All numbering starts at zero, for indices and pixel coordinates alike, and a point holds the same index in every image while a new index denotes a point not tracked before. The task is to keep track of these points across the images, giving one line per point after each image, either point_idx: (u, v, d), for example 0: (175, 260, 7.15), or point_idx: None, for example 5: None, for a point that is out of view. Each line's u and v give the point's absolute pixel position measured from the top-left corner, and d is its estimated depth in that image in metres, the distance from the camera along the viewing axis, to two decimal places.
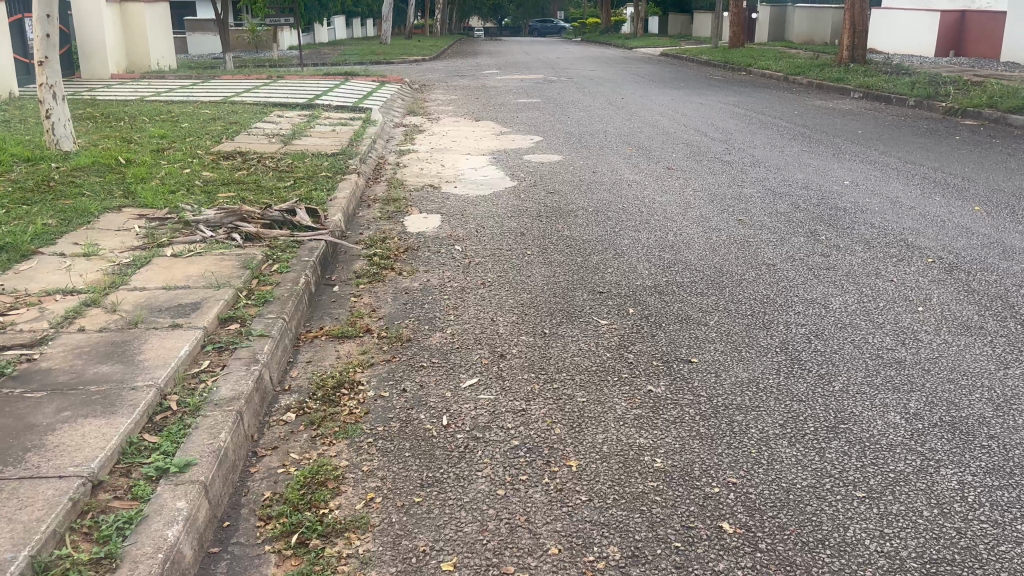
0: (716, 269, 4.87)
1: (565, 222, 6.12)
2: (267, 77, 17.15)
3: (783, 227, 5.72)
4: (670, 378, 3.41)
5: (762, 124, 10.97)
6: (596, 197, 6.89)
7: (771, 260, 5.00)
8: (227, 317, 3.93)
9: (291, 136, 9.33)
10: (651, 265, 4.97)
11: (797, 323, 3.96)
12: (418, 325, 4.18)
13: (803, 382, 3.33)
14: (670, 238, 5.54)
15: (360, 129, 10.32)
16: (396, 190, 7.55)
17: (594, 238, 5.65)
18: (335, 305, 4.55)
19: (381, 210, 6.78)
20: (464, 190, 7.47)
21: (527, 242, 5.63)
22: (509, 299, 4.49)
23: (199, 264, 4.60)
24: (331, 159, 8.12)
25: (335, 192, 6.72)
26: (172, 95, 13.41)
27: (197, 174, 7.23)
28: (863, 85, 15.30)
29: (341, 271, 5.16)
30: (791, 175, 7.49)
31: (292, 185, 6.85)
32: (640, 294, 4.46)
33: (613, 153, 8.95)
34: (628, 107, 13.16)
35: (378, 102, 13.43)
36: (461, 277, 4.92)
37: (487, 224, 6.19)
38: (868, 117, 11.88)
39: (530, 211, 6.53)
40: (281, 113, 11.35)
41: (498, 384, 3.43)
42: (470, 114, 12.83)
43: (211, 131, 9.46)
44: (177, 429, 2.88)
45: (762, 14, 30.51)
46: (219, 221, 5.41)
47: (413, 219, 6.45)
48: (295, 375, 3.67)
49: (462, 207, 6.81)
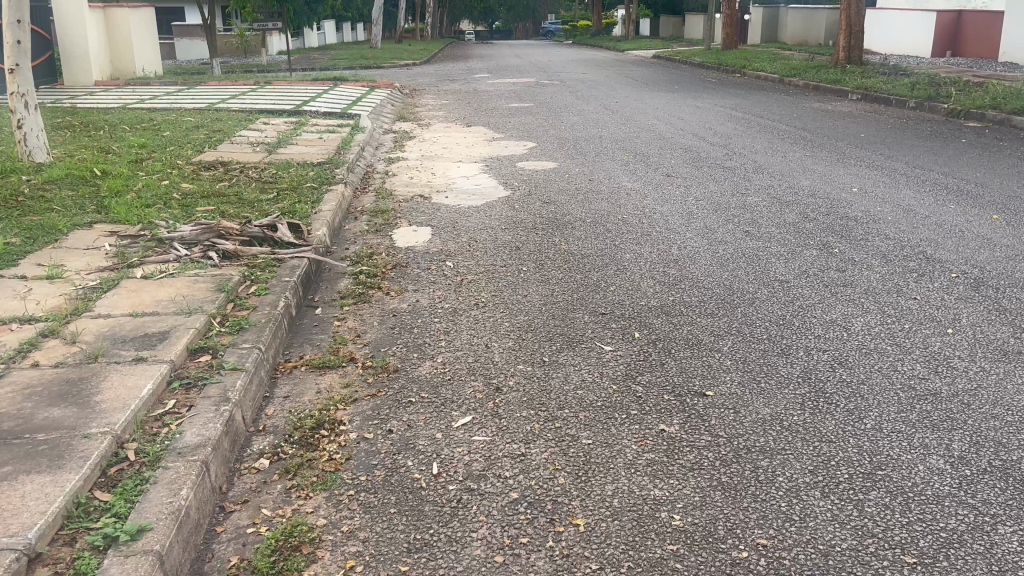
0: (726, 286, 4.57)
1: (563, 235, 5.81)
2: (254, 83, 16.79)
3: (793, 239, 5.43)
4: (683, 415, 3.11)
5: (762, 128, 10.68)
6: (594, 207, 6.58)
7: (783, 276, 4.70)
8: (197, 348, 3.59)
9: (276, 144, 8.99)
10: (655, 282, 4.66)
11: (817, 349, 3.67)
12: (407, 352, 3.86)
13: (831, 419, 3.05)
14: (674, 252, 5.23)
15: (348, 136, 9.98)
16: (384, 201, 7.23)
17: (594, 252, 5.34)
18: (317, 330, 4.22)
19: (369, 222, 6.46)
20: (456, 200, 7.15)
21: (522, 257, 5.32)
22: (505, 322, 4.17)
23: (170, 287, 4.26)
24: (317, 169, 7.79)
25: (320, 204, 6.39)
26: (156, 102, 13.04)
27: (177, 186, 6.90)
28: (862, 86, 15.05)
29: (324, 291, 4.83)
30: (797, 182, 7.21)
31: (275, 198, 6.52)
32: (646, 315, 4.15)
33: (610, 160, 8.64)
34: (623, 111, 12.86)
35: (366, 107, 13.11)
36: (454, 297, 4.60)
37: (480, 238, 5.87)
38: (869, 120, 11.61)
39: (525, 222, 6.22)
40: (267, 120, 11.01)
41: (494, 424, 3.12)
42: (462, 120, 12.51)
43: (193, 140, 9.12)
44: (132, 485, 2.55)
45: (755, 15, 30.30)
46: (194, 239, 5.07)
47: (402, 233, 6.13)
48: (270, 413, 3.34)
49: (454, 219, 6.49)
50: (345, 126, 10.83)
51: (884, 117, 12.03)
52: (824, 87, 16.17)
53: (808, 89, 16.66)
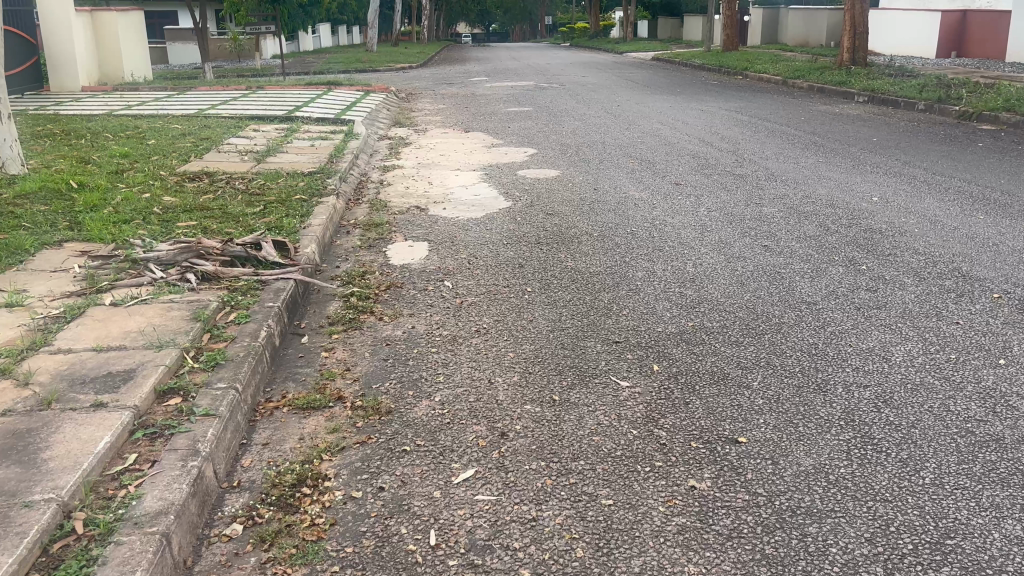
0: (748, 309, 4.20)
1: (568, 251, 5.44)
2: (246, 88, 16.39)
3: (815, 255, 5.06)
4: (714, 468, 2.73)
5: (770, 133, 10.32)
6: (600, 219, 6.21)
7: (810, 297, 4.34)
8: (167, 389, 3.22)
9: (266, 153, 8.62)
10: (672, 305, 4.29)
11: (857, 385, 3.29)
12: (401, 389, 3.49)
13: (883, 472, 2.67)
14: (689, 269, 4.87)
15: (341, 143, 9.61)
16: (378, 213, 6.85)
17: (603, 269, 4.97)
18: (303, 363, 3.84)
19: (362, 237, 6.09)
20: (454, 212, 6.79)
21: (526, 276, 4.94)
22: (510, 352, 3.79)
23: (140, 316, 3.88)
24: (308, 179, 7.42)
25: (309, 218, 6.02)
26: (144, 108, 12.66)
27: (158, 199, 6.53)
28: (868, 88, 14.71)
29: (312, 316, 4.46)
30: (813, 191, 6.84)
31: (262, 212, 6.15)
32: (663, 343, 3.78)
33: (614, 168, 8.28)
34: (625, 115, 12.50)
35: (361, 113, 12.74)
36: (453, 323, 4.22)
37: (480, 254, 5.50)
38: (880, 123, 11.25)
39: (528, 237, 5.85)
40: (258, 127, 10.63)
41: (500, 479, 2.74)
42: (459, 125, 12.15)
43: (179, 149, 8.74)
44: (78, 567, 2.17)
45: (754, 16, 29.99)
46: (170, 259, 4.70)
47: (397, 248, 5.75)
48: (247, 465, 2.96)
49: (452, 233, 6.12)
50: (338, 133, 10.45)
51: (894, 119, 11.67)
52: (829, 89, 15.82)
53: (813, 91, 16.31)
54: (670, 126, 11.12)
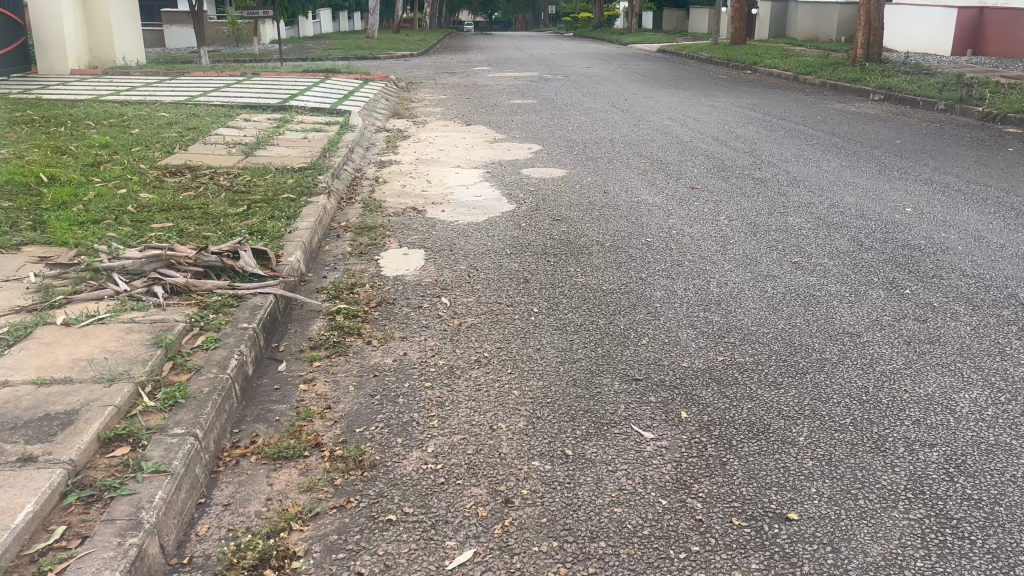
0: (784, 340, 3.73)
1: (577, 263, 4.95)
2: (241, 74, 15.84)
3: (852, 276, 4.60)
4: (762, 557, 2.29)
5: (787, 133, 9.82)
6: (612, 227, 5.74)
7: (852, 327, 3.87)
8: (112, 436, 2.73)
9: (255, 145, 8.12)
10: (696, 333, 3.81)
11: (921, 444, 2.84)
12: (389, 435, 3.01)
13: (969, 567, 2.23)
14: (714, 289, 4.40)
15: (336, 136, 9.10)
16: (372, 215, 6.36)
17: (617, 287, 4.50)
18: (277, 398, 3.36)
19: (353, 242, 5.61)
20: (453, 214, 6.32)
21: (532, 293, 4.46)
22: (516, 390, 3.32)
23: (93, 341, 3.39)
24: (298, 175, 6.93)
25: (296, 220, 5.54)
26: (132, 93, 12.13)
27: (135, 195, 6.03)
28: (885, 86, 14.22)
29: (292, 337, 3.97)
30: (840, 199, 6.37)
31: (244, 212, 5.66)
32: (691, 383, 3.31)
33: (625, 168, 7.78)
34: (633, 110, 11.99)
35: (358, 102, 12.22)
36: (450, 351, 3.74)
37: (481, 266, 5.02)
38: (900, 124, 10.75)
39: (534, 245, 5.38)
40: (248, 117, 10.10)
41: (505, 565, 2.28)
42: (460, 118, 11.62)
43: (162, 139, 8.23)
44: None
45: (763, 9, 29.45)
46: (136, 269, 4.20)
47: (390, 257, 5.26)
48: (202, 536, 2.48)
49: (450, 240, 5.63)
50: (333, 124, 9.95)
51: (915, 120, 11.17)
52: (842, 86, 15.30)
53: (826, 87, 15.80)
54: (681, 123, 10.61)
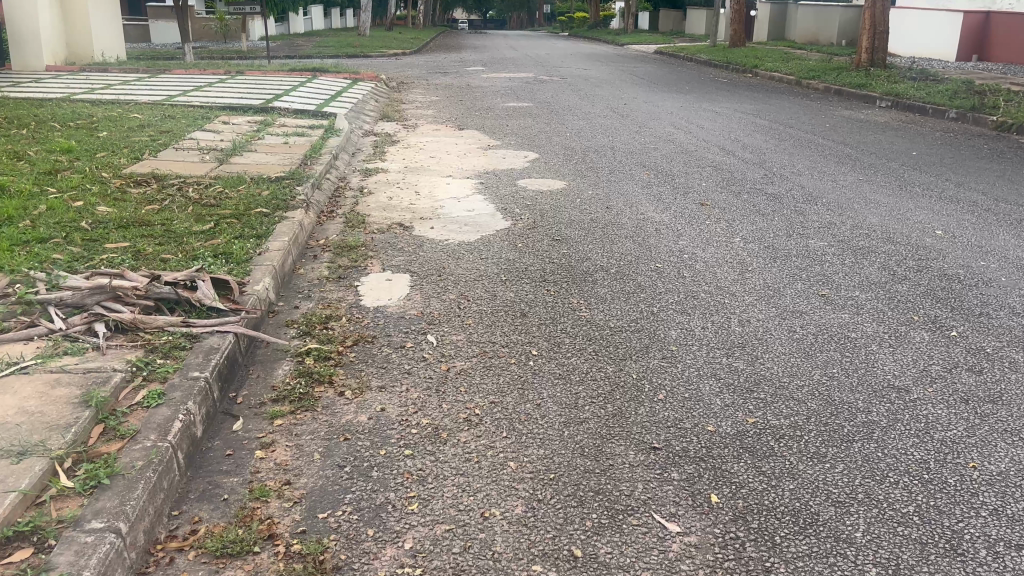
0: (823, 396, 3.22)
1: (580, 294, 4.44)
2: (225, 73, 15.28)
3: (889, 313, 4.10)
4: None
5: (796, 142, 9.33)
6: (617, 249, 5.23)
7: (898, 378, 3.36)
8: (11, 534, 2.19)
9: (231, 151, 7.59)
10: (720, 386, 3.30)
11: (1006, 545, 2.33)
12: (358, 524, 2.48)
13: None
14: (736, 329, 3.90)
15: (319, 141, 8.58)
16: (354, 232, 5.83)
17: (625, 324, 3.99)
18: (228, 468, 2.83)
19: (331, 265, 5.09)
20: (442, 231, 5.80)
21: (530, 331, 3.94)
22: (513, 460, 2.79)
23: (9, 399, 2.85)
24: (274, 186, 6.41)
25: (268, 240, 5.01)
26: (108, 92, 11.57)
27: (92, 208, 5.50)
28: (892, 92, 13.77)
29: (254, 386, 3.45)
30: (863, 220, 5.88)
31: (211, 230, 5.13)
32: (719, 457, 2.80)
33: (628, 181, 7.28)
34: (632, 115, 11.48)
35: (345, 104, 11.68)
36: (435, 405, 3.21)
37: (472, 295, 4.49)
38: (913, 134, 10.29)
39: (531, 271, 4.87)
40: (227, 120, 9.56)
41: None
42: (452, 121, 11.10)
43: (131, 144, 7.69)
44: None
45: (761, 11, 29.03)
46: (76, 302, 3.66)
47: (371, 283, 4.72)
48: None
49: (439, 262, 5.10)
50: (317, 128, 9.43)
51: (927, 130, 10.69)
52: (847, 91, 14.83)
53: (829, 92, 15.35)
54: (684, 130, 10.11)
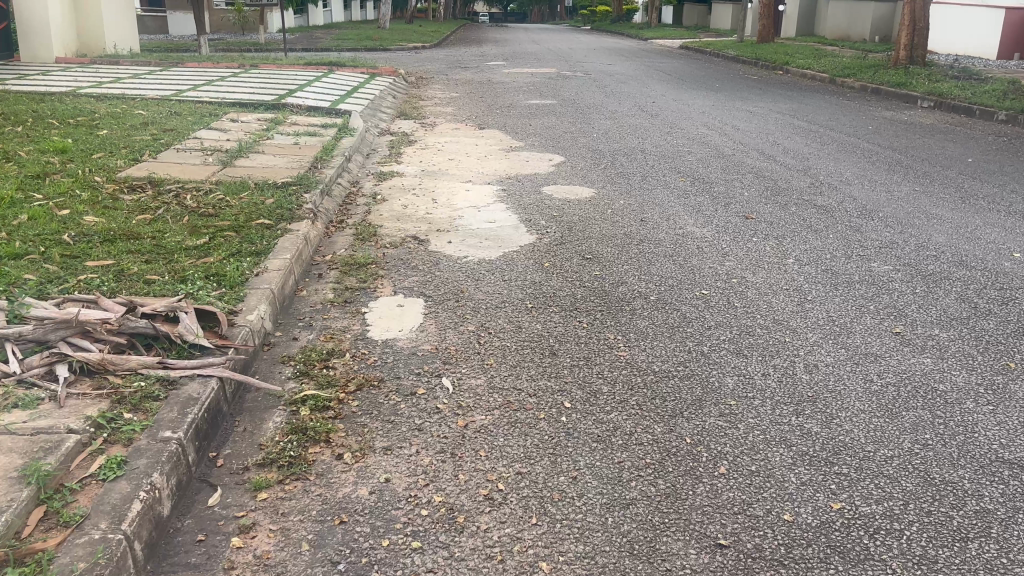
0: (921, 473, 2.67)
1: (616, 327, 3.90)
2: (239, 66, 14.80)
3: (980, 358, 3.52)
4: None
5: (840, 146, 8.72)
6: (657, 272, 4.67)
7: (1008, 450, 2.80)
8: None
9: (236, 153, 7.10)
10: (794, 458, 2.77)
11: None
12: None
13: None
14: (802, 378, 3.34)
15: (331, 141, 8.07)
16: (364, 246, 5.32)
17: (673, 368, 3.44)
18: (197, 562, 2.32)
19: (337, 285, 4.58)
20: (461, 246, 5.27)
21: (563, 376, 3.40)
22: (546, 561, 2.27)
23: None
24: (280, 193, 5.90)
25: (268, 259, 4.51)
26: (116, 86, 11.12)
27: (80, 217, 5.02)
28: (935, 92, 13.07)
29: (238, 445, 2.94)
30: (928, 238, 5.29)
31: (206, 246, 4.63)
32: (803, 563, 2.27)
33: (662, 189, 6.72)
34: (662, 115, 10.89)
35: (361, 101, 11.16)
36: (451, 476, 2.68)
37: (494, 326, 3.95)
38: (963, 138, 9.62)
39: (562, 297, 4.32)
40: (236, 117, 9.08)
41: None
42: (472, 120, 10.57)
43: (132, 143, 7.22)
44: None
45: (790, 6, 28.24)
46: (38, 338, 3.16)
47: (381, 309, 4.20)
48: None
49: (457, 284, 4.57)
50: (330, 126, 8.92)
51: (977, 133, 10.03)
52: (886, 91, 14.14)
53: (867, 91, 14.66)
54: (719, 132, 9.52)
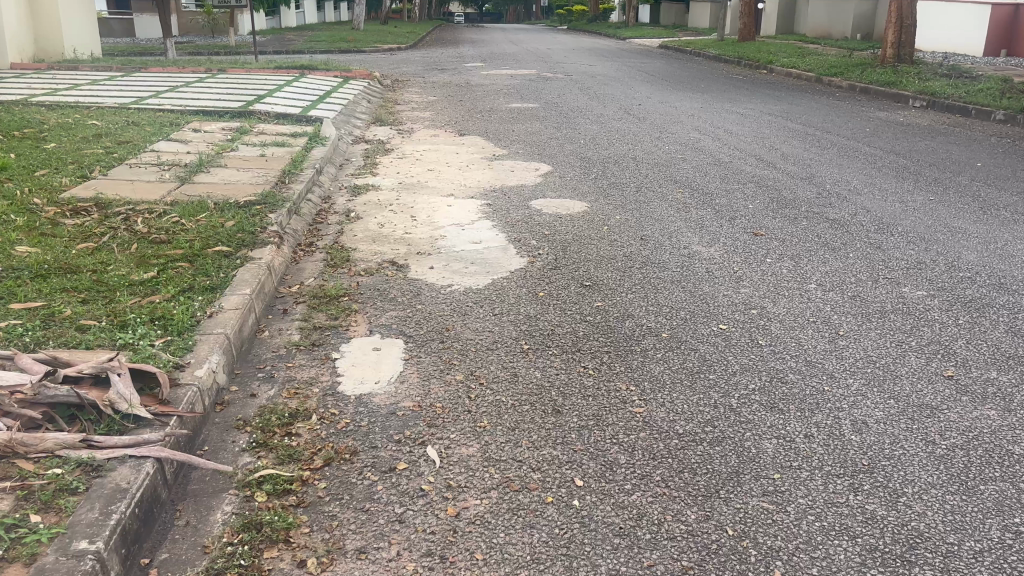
0: None
1: (628, 374, 3.37)
2: (206, 70, 14.14)
3: None
4: None
5: (840, 151, 8.28)
6: (666, 303, 4.15)
7: None
8: None
9: (195, 167, 6.51)
10: (862, 556, 2.26)
11: None
12: None
13: None
14: (852, 440, 2.84)
15: (301, 151, 7.49)
16: (335, 274, 4.76)
17: (699, 430, 2.92)
18: None
19: (305, 323, 4.02)
20: (444, 272, 4.73)
21: (570, 440, 2.87)
22: None
23: None
24: (242, 213, 5.33)
25: (224, 296, 3.94)
26: (72, 94, 10.45)
27: (10, 247, 4.43)
28: (928, 90, 12.71)
29: (175, 548, 2.39)
30: (956, 255, 4.83)
31: (152, 281, 4.05)
32: None
33: (660, 201, 6.22)
34: (651, 119, 10.40)
35: (334, 107, 10.58)
36: None
37: (486, 374, 3.41)
38: (965, 139, 9.21)
39: (560, 335, 3.79)
40: (199, 127, 8.48)
41: None
42: (452, 126, 10.02)
43: (80, 157, 6.61)
44: None
45: (770, 5, 27.93)
46: None
47: (355, 354, 3.65)
48: None
49: (442, 319, 4.03)
50: (301, 135, 8.34)
51: (978, 134, 9.62)
52: (876, 90, 13.77)
53: (856, 91, 14.27)
54: (712, 137, 9.04)
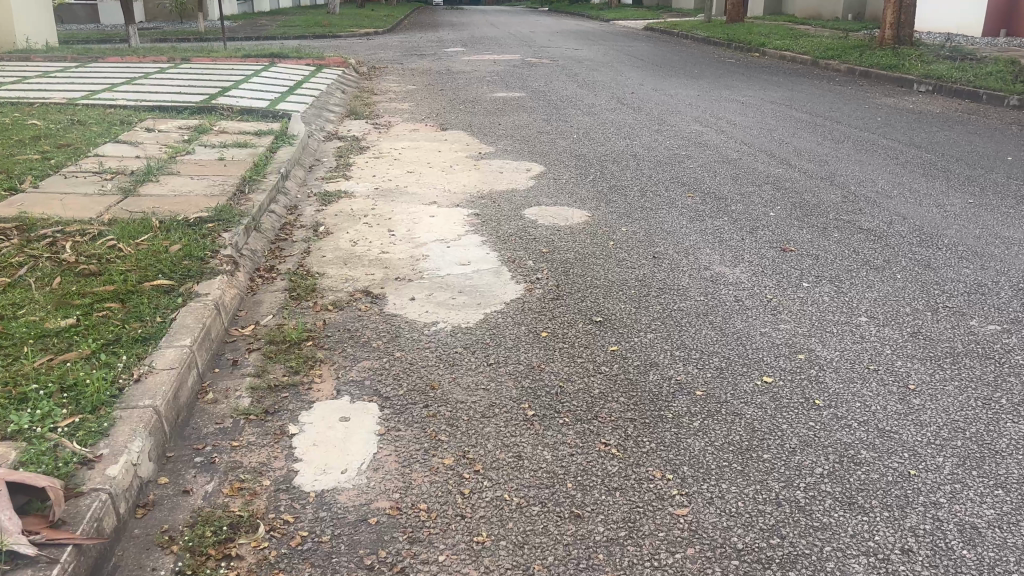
0: None
1: (661, 454, 2.68)
2: (169, 60, 13.26)
3: None
4: None
5: (856, 144, 7.63)
6: (695, 345, 3.47)
7: None
8: None
9: (142, 175, 5.74)
10: None
11: None
12: None
13: None
14: (966, 559, 2.17)
15: (266, 152, 6.74)
16: (299, 308, 4.04)
17: (763, 545, 2.24)
18: None
19: (257, 381, 3.28)
20: (427, 305, 4.01)
21: (595, 564, 2.19)
22: None
23: None
24: (189, 232, 4.58)
25: (156, 350, 3.20)
26: (17, 88, 9.57)
27: None
28: (934, 74, 12.06)
29: None
30: (1018, 275, 4.18)
31: (69, 332, 3.30)
32: None
33: (668, 208, 5.55)
34: (647, 109, 9.69)
35: (306, 99, 9.80)
36: None
37: (484, 455, 2.71)
38: (984, 129, 8.58)
39: (570, 394, 3.09)
40: (153, 125, 7.69)
41: None
42: (432, 119, 9.26)
43: (10, 164, 5.81)
44: None
45: None
46: None
47: (318, 427, 2.94)
48: None
49: (426, 372, 3.32)
50: (266, 133, 7.58)
51: (997, 123, 9.00)
52: (876, 73, 13.12)
53: (855, 74, 13.62)
54: (715, 129, 8.36)
